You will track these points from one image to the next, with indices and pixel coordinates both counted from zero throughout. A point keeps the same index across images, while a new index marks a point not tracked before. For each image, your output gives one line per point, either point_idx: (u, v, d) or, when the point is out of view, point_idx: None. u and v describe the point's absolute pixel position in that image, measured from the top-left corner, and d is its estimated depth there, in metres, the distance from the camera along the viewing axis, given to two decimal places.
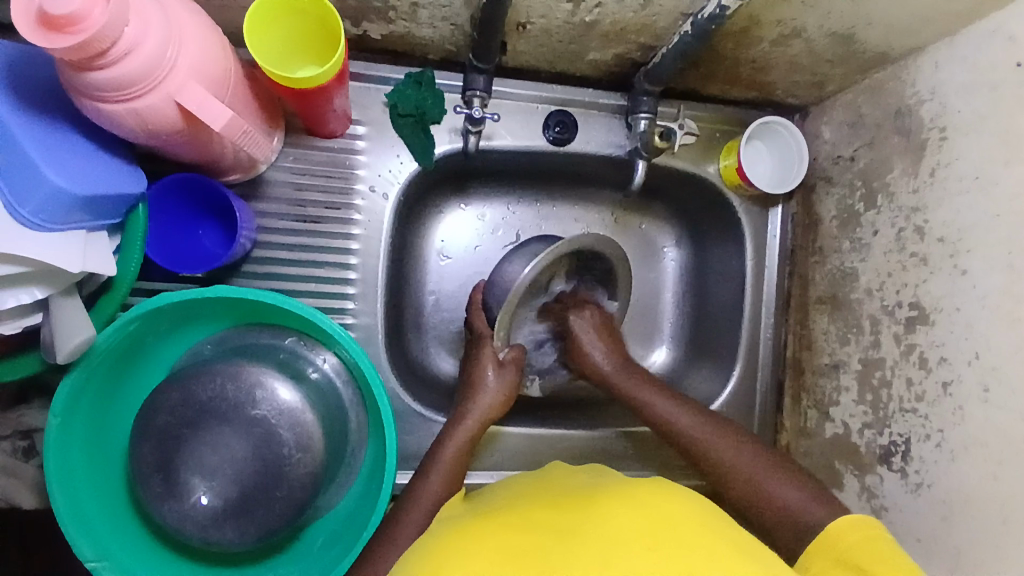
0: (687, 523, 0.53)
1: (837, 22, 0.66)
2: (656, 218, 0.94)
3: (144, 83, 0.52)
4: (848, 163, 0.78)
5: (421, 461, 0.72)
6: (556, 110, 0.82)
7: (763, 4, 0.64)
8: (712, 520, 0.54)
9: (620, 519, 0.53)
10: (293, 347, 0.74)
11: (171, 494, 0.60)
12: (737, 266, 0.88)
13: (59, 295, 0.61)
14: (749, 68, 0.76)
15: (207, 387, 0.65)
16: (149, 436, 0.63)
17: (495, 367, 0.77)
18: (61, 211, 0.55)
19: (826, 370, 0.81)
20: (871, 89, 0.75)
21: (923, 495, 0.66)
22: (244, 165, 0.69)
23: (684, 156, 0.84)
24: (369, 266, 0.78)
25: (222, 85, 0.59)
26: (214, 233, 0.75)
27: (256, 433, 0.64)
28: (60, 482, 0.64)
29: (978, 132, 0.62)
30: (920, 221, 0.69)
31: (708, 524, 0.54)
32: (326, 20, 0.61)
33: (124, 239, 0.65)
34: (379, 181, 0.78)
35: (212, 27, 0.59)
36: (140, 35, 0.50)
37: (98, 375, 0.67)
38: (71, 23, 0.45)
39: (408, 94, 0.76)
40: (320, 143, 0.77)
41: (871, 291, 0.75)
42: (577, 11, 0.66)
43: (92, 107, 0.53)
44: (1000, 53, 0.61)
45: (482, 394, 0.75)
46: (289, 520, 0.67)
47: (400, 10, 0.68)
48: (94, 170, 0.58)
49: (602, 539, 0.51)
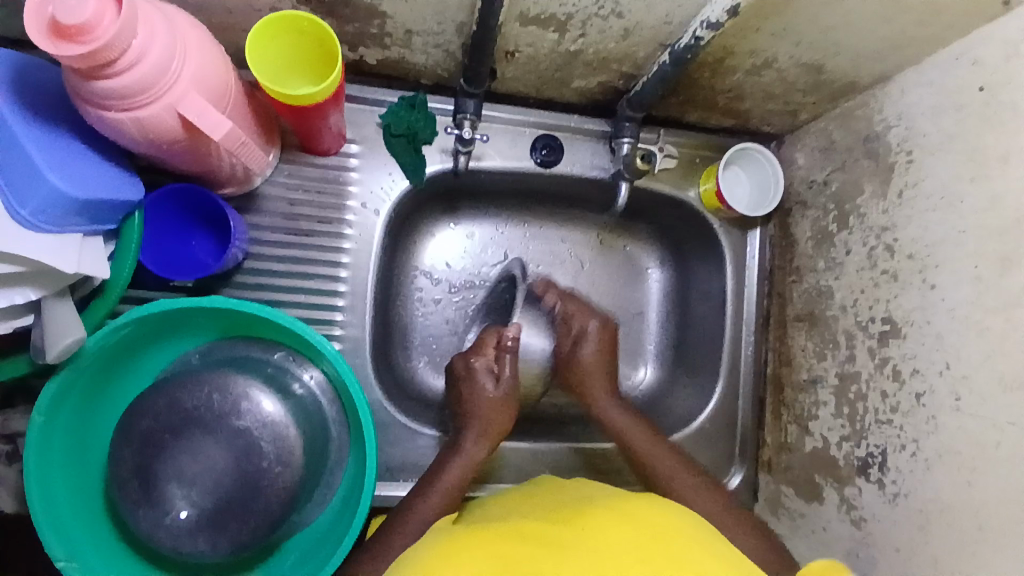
0: (675, 538, 0.54)
1: (806, 52, 0.70)
2: (640, 240, 0.97)
3: (148, 93, 0.54)
4: (822, 187, 0.82)
5: (416, 484, 0.72)
6: (543, 134, 0.85)
7: (737, 36, 0.68)
8: (698, 538, 0.55)
9: (609, 536, 0.54)
10: (281, 362, 0.75)
11: (147, 502, 0.60)
12: (718, 286, 0.91)
13: (51, 297, 0.62)
14: (726, 96, 0.80)
15: (193, 395, 0.65)
16: (131, 440, 0.63)
17: (505, 387, 0.79)
18: (57, 213, 0.57)
19: (805, 386, 0.83)
20: (842, 117, 0.79)
21: (901, 505, 0.67)
22: (239, 178, 0.72)
23: (665, 179, 0.88)
24: (358, 280, 0.80)
25: (221, 98, 0.62)
26: (207, 244, 0.77)
27: (238, 443, 0.64)
28: (37, 479, 0.64)
29: (942, 154, 0.66)
30: (890, 239, 0.72)
31: (692, 539, 0.54)
32: (324, 39, 0.64)
33: (119, 244, 0.67)
34: (371, 197, 0.81)
35: (216, 45, 0.62)
36: (146, 47, 0.52)
37: (86, 376, 0.68)
38: (81, 33, 0.48)
39: (401, 116, 0.79)
40: (315, 159, 0.79)
41: (845, 307, 0.77)
42: (562, 40, 0.70)
43: (96, 114, 0.56)
44: (962, 80, 0.64)
45: (503, 407, 0.78)
46: (262, 534, 0.66)
47: (395, 37, 0.71)
48: (93, 175, 0.60)
49: (590, 553, 0.52)
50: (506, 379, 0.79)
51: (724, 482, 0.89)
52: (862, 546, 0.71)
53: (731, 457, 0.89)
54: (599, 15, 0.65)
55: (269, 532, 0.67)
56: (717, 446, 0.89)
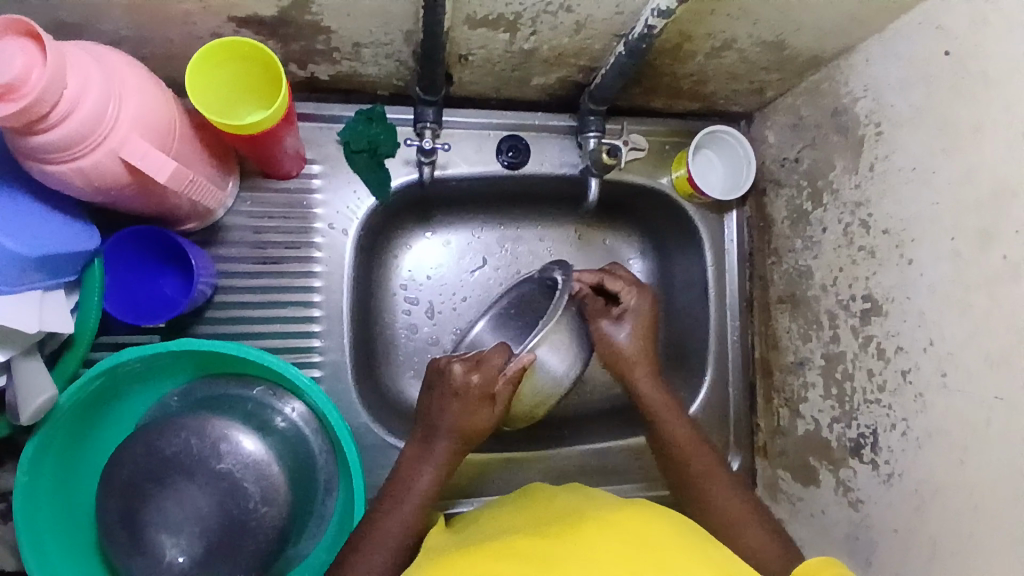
0: (663, 549, 0.53)
1: (765, 31, 0.68)
2: (618, 232, 0.96)
3: (89, 141, 0.53)
4: (794, 165, 0.80)
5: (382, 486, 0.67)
6: (508, 136, 0.84)
7: (691, 20, 0.66)
8: (691, 548, 0.55)
9: (599, 549, 0.53)
10: (261, 396, 0.74)
11: (138, 551, 0.60)
12: (699, 273, 0.90)
13: (20, 355, 0.61)
14: (690, 81, 0.79)
15: (170, 442, 0.64)
16: (114, 493, 0.62)
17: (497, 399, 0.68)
18: (14, 272, 0.56)
19: (793, 368, 0.82)
20: (809, 91, 0.78)
21: (895, 485, 0.67)
22: (200, 213, 0.71)
23: (637, 170, 0.86)
24: (333, 302, 0.79)
25: (166, 138, 0.60)
26: (175, 281, 0.76)
27: (222, 487, 0.63)
28: (29, 539, 0.64)
29: (911, 125, 0.64)
30: (865, 215, 0.71)
31: (681, 548, 0.54)
32: (268, 64, 0.62)
33: (81, 294, 0.66)
34: (338, 217, 0.79)
35: (156, 83, 0.60)
36: (81, 96, 0.51)
37: (67, 430, 0.67)
38: (11, 91, 0.46)
39: (359, 131, 0.77)
40: (276, 184, 0.78)
41: (826, 287, 0.76)
42: (514, 39, 0.68)
43: (39, 169, 0.54)
44: (925, 47, 0.63)
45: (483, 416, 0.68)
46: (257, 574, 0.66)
47: (343, 51, 0.69)
48: (46, 229, 0.59)
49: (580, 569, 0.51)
50: (501, 408, 0.68)
51: None
52: (861, 528, 0.71)
53: (726, 444, 0.89)
54: (548, 12, 0.63)
55: (264, 570, 0.67)
56: (711, 435, 0.89)
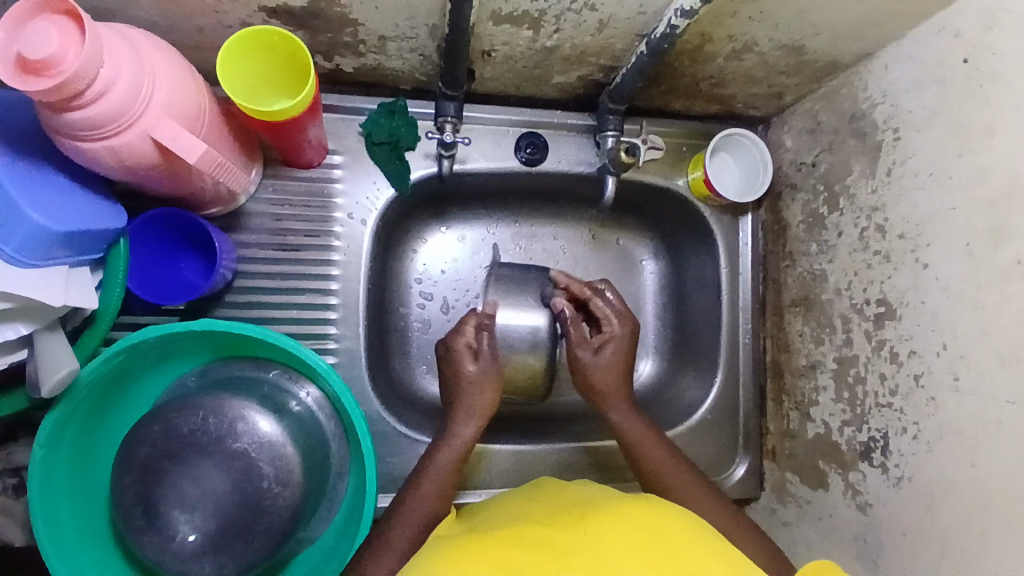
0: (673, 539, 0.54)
1: (784, 35, 0.69)
2: (632, 233, 0.97)
3: (120, 121, 0.54)
4: (810, 169, 0.81)
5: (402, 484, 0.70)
6: (527, 132, 0.85)
7: (713, 21, 0.67)
8: (700, 538, 0.55)
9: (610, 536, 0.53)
10: (277, 380, 0.75)
11: (151, 528, 0.60)
12: (712, 274, 0.90)
13: (43, 330, 0.62)
14: (708, 83, 0.79)
15: (189, 420, 0.65)
16: (131, 469, 0.62)
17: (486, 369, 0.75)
18: (40, 247, 0.57)
19: (804, 371, 0.82)
20: (827, 96, 0.78)
21: (905, 488, 0.67)
22: (223, 198, 0.72)
23: (654, 170, 0.87)
24: (350, 290, 0.80)
25: (195, 121, 0.61)
26: (196, 265, 0.77)
27: (236, 466, 0.64)
28: (43, 512, 0.65)
29: (929, 130, 0.65)
30: (880, 219, 0.71)
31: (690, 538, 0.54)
32: (296, 55, 0.64)
33: (105, 273, 0.67)
34: (357, 208, 0.81)
35: (187, 68, 0.61)
36: (114, 76, 0.52)
37: (84, 406, 0.68)
38: (47, 67, 0.48)
39: (381, 123, 0.78)
40: (298, 172, 0.79)
41: (840, 290, 0.77)
42: (537, 36, 0.69)
43: (71, 146, 0.55)
44: (944, 53, 0.63)
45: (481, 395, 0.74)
46: (266, 554, 0.66)
47: (369, 44, 0.71)
48: (75, 207, 0.60)
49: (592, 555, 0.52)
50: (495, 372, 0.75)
51: (729, 472, 0.89)
52: (869, 531, 0.71)
53: (734, 445, 0.89)
54: (572, 9, 0.64)
55: (275, 551, 0.68)
56: (720, 437, 0.89)
